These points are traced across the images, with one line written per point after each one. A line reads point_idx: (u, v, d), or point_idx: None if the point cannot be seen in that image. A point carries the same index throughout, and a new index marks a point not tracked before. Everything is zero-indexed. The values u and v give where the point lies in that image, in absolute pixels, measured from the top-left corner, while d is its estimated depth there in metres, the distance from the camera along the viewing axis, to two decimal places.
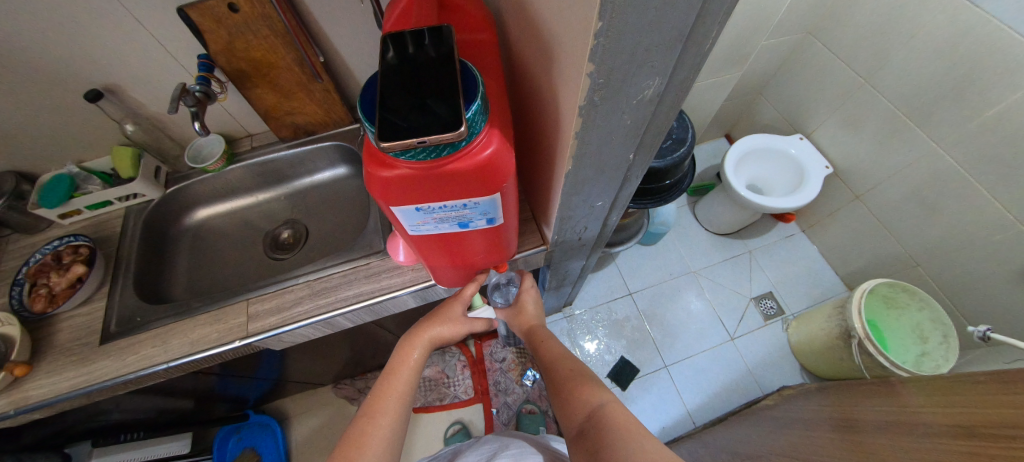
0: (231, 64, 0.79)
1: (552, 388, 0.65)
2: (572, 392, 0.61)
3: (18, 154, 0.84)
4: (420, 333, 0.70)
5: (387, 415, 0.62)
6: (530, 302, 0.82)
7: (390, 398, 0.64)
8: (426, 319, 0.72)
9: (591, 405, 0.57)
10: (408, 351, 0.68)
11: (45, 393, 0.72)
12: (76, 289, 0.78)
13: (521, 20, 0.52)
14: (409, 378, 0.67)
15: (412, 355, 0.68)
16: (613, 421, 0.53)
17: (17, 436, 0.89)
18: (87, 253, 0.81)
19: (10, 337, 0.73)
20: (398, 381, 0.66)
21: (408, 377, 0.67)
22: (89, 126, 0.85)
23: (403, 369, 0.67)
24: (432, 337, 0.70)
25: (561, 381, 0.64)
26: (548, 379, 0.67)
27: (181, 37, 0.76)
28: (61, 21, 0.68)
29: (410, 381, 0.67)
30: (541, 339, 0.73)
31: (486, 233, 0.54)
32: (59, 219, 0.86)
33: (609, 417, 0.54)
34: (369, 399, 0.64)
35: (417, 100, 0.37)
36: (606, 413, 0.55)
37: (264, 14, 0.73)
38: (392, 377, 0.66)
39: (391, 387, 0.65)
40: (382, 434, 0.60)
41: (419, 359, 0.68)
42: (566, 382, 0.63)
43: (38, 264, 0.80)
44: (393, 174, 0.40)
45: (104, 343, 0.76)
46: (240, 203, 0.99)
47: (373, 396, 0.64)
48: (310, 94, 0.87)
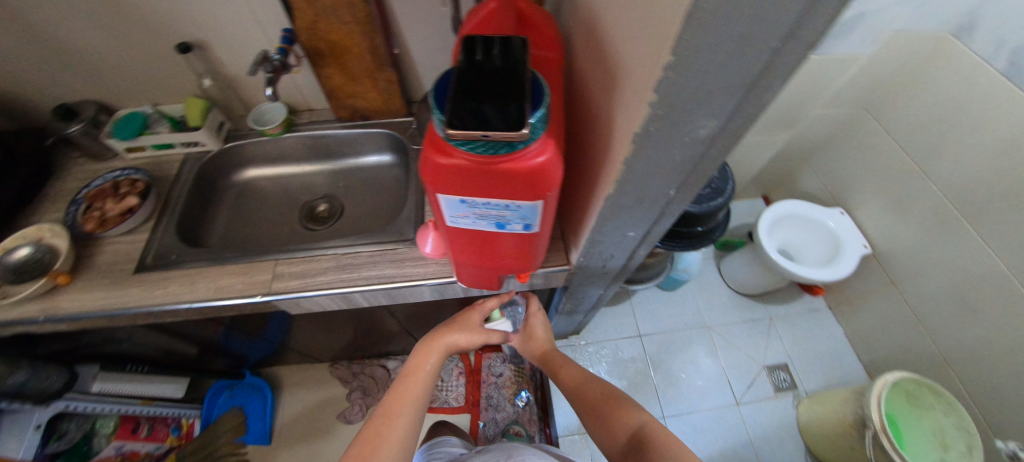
0: (311, 42, 0.84)
1: (581, 409, 0.69)
2: (607, 414, 0.65)
3: (107, 87, 0.92)
4: (436, 339, 0.73)
5: (402, 417, 0.62)
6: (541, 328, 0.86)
7: (406, 400, 0.64)
8: (441, 328, 0.74)
9: (632, 426, 0.61)
10: (422, 356, 0.70)
11: (74, 307, 0.77)
12: (124, 218, 0.83)
13: (591, 45, 0.55)
14: (423, 382, 0.68)
15: (428, 358, 0.71)
16: (659, 440, 0.57)
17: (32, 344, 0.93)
18: (142, 188, 0.86)
19: (56, 249, 0.80)
20: (417, 381, 0.67)
21: (423, 382, 0.68)
22: (170, 74, 0.92)
23: (418, 373, 0.68)
24: (446, 342, 0.72)
25: (594, 402, 0.68)
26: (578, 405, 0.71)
27: (271, 9, 0.82)
28: None
29: (427, 383, 0.68)
30: (559, 362, 0.77)
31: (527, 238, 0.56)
32: (124, 152, 0.93)
33: (653, 435, 0.59)
34: (387, 400, 0.65)
35: (485, 98, 0.39)
36: (647, 432, 0.59)
37: (350, 3, 0.78)
38: (409, 382, 0.67)
39: (408, 388, 0.66)
40: (398, 435, 0.60)
41: (434, 366, 0.70)
42: (597, 404, 0.67)
43: (97, 189, 0.86)
44: (449, 162, 0.42)
45: (137, 273, 0.80)
46: (287, 170, 1.04)
47: (388, 400, 0.64)
48: (374, 82, 0.92)
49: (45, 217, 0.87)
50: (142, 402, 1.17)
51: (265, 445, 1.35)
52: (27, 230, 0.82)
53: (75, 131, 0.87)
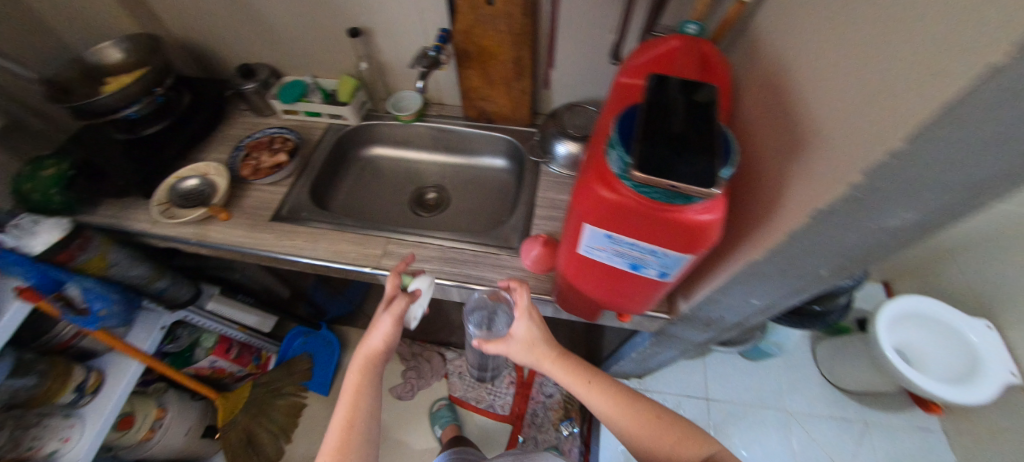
0: (463, 44, 0.88)
1: (637, 432, 0.68)
2: (667, 439, 0.67)
3: (279, 55, 1.03)
4: (364, 351, 0.67)
5: (350, 443, 0.61)
6: (523, 329, 0.71)
7: (350, 417, 0.63)
8: (364, 350, 0.67)
9: (700, 453, 0.65)
10: (357, 376, 0.66)
11: (220, 238, 0.88)
12: (273, 170, 0.93)
13: (771, 102, 0.51)
14: (364, 396, 0.65)
15: (370, 367, 0.67)
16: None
17: (175, 256, 1.08)
18: (291, 148, 0.97)
19: (215, 185, 0.92)
20: (353, 402, 0.65)
21: (364, 396, 0.65)
22: (327, 52, 0.97)
23: (358, 393, 0.65)
24: (365, 353, 0.67)
25: (648, 419, 0.69)
26: (625, 425, 0.69)
27: (437, 9, 0.85)
28: None
29: (371, 397, 0.66)
30: (591, 377, 0.72)
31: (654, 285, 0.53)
32: (282, 113, 1.05)
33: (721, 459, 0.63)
34: (330, 430, 0.63)
35: (673, 146, 0.38)
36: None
37: (510, 13, 0.81)
38: (349, 402, 0.65)
39: (346, 408, 0.64)
40: (353, 458, 0.60)
41: (375, 378, 0.67)
42: (649, 429, 0.68)
43: (258, 141, 0.98)
44: (613, 198, 0.42)
45: (272, 221, 0.90)
46: (408, 155, 1.11)
47: (331, 429, 0.63)
48: (509, 90, 0.94)
49: (212, 156, 1.01)
50: (238, 327, 1.29)
51: (325, 394, 1.47)
52: (197, 166, 0.96)
53: (250, 89, 0.99)
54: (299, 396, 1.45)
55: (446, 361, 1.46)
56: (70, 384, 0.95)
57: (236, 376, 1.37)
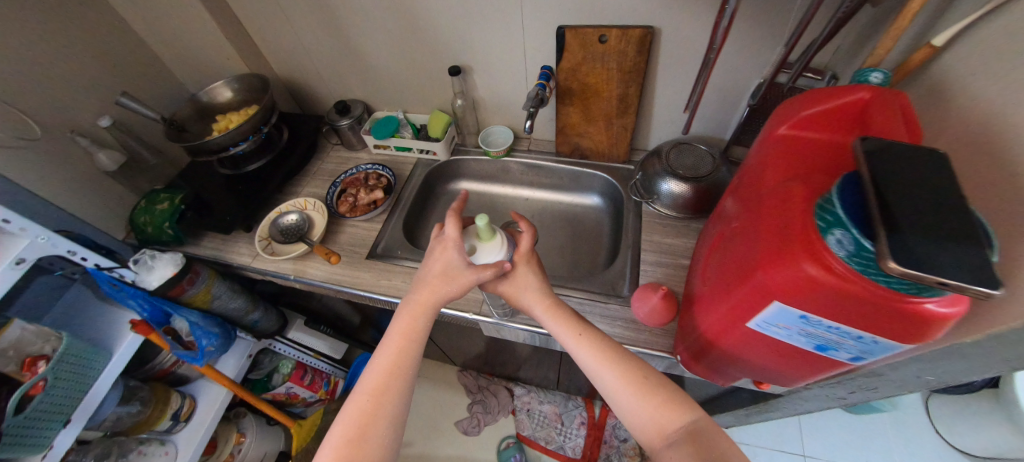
0: (566, 82, 0.86)
1: (626, 394, 0.57)
2: (648, 402, 0.56)
3: (375, 91, 1.05)
4: (422, 298, 0.60)
5: (387, 394, 0.54)
6: (523, 270, 0.66)
7: (393, 364, 0.56)
8: (418, 291, 0.61)
9: (683, 420, 0.54)
10: (409, 320, 0.59)
11: (316, 274, 0.87)
12: (370, 208, 0.94)
13: (983, 161, 0.44)
14: (412, 348, 0.58)
15: (425, 318, 0.60)
16: (715, 435, 0.51)
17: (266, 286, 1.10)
18: (386, 184, 0.97)
19: (312, 220, 0.93)
20: (399, 351, 0.57)
21: (411, 346, 0.58)
22: (427, 90, 1.00)
23: (407, 339, 0.58)
24: (421, 299, 0.60)
25: (641, 382, 0.57)
26: (609, 382, 0.58)
27: (542, 48, 0.84)
28: (469, 11, 0.80)
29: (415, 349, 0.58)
30: (581, 330, 0.62)
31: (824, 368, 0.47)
32: (373, 147, 1.06)
33: (709, 431, 0.52)
34: (366, 376, 0.56)
35: (933, 236, 0.32)
36: (703, 431, 0.52)
37: (623, 51, 0.78)
38: (393, 354, 0.57)
39: (390, 358, 0.57)
40: (384, 412, 0.53)
41: (430, 324, 0.60)
42: (635, 390, 0.57)
43: (353, 177, 0.99)
44: (828, 278, 0.37)
45: (369, 258, 0.89)
46: (494, 189, 1.09)
47: (371, 370, 0.56)
48: (609, 126, 0.91)
49: (306, 190, 1.03)
50: (314, 355, 1.29)
51: None
52: (297, 200, 0.96)
53: (345, 125, 1.01)
54: None
55: (513, 397, 1.40)
56: (168, 411, 0.95)
57: (307, 402, 1.36)
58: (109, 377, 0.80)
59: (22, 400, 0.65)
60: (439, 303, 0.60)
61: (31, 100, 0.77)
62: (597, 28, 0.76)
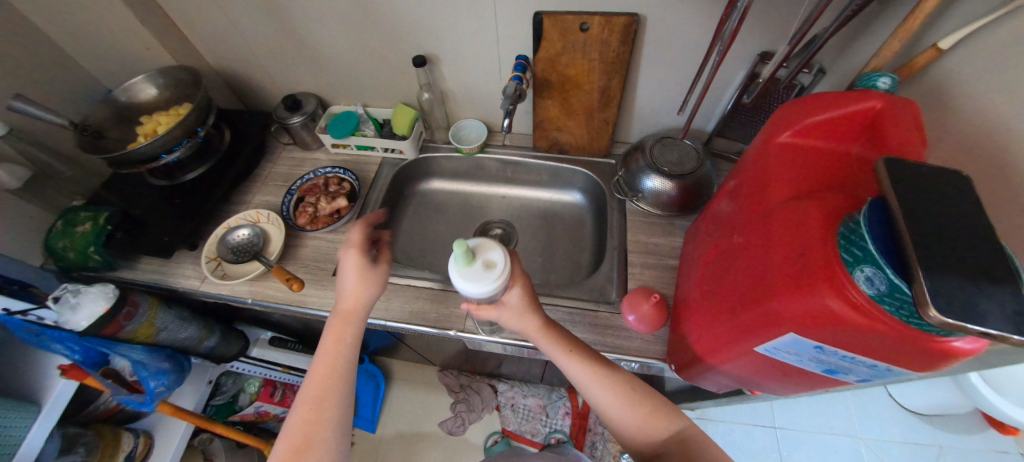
0: (544, 73, 0.79)
1: (615, 407, 0.57)
2: (638, 414, 0.57)
3: (329, 84, 0.93)
4: (348, 312, 0.56)
5: (327, 400, 0.49)
6: (515, 293, 0.59)
7: (327, 369, 0.51)
8: (342, 298, 0.56)
9: (669, 430, 0.56)
10: (337, 327, 0.55)
11: (276, 296, 0.77)
12: (334, 217, 0.84)
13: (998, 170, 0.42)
14: (347, 354, 0.53)
15: (352, 330, 0.55)
16: (704, 444, 0.54)
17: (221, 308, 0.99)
18: (349, 190, 0.88)
19: (266, 235, 0.82)
20: (334, 357, 0.52)
21: (345, 352, 0.53)
22: (390, 82, 0.90)
23: (339, 349, 0.53)
24: (348, 309, 0.56)
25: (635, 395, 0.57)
26: (600, 394, 0.58)
27: (517, 35, 0.77)
28: None
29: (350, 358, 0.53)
30: (574, 346, 0.60)
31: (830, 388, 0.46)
32: (331, 147, 0.95)
33: (697, 440, 0.54)
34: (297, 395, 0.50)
35: (967, 274, 0.30)
36: (691, 439, 0.54)
37: (604, 40, 0.73)
38: (327, 365, 0.52)
39: (325, 368, 0.52)
40: (328, 418, 0.48)
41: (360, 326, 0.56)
42: (627, 405, 0.57)
43: (310, 183, 0.88)
44: (849, 312, 0.35)
45: (336, 275, 0.79)
46: (467, 187, 1.02)
47: (306, 384, 0.50)
48: (590, 120, 0.86)
49: (257, 198, 0.92)
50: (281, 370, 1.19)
51: (372, 432, 1.37)
52: (247, 213, 0.85)
53: (297, 123, 0.90)
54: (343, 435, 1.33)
55: (497, 393, 1.37)
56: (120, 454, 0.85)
57: (280, 417, 1.27)
58: (42, 428, 0.70)
59: None
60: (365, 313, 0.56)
61: None
62: (578, 15, 0.70)
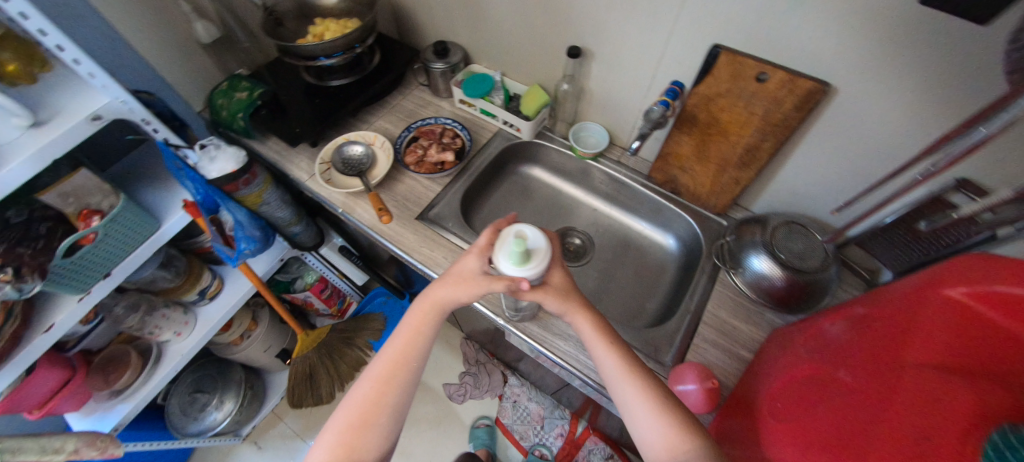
0: (694, 108, 0.74)
1: (646, 412, 0.50)
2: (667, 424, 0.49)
3: (480, 45, 0.95)
4: (434, 293, 0.58)
5: (392, 385, 0.53)
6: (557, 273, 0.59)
7: (399, 356, 0.55)
8: (439, 284, 0.58)
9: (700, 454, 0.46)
10: (420, 315, 0.58)
11: (363, 216, 0.82)
12: (437, 169, 0.86)
13: None
14: (421, 343, 0.57)
15: (443, 309, 0.58)
16: None
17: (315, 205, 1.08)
18: (459, 147, 0.89)
19: (374, 159, 0.88)
20: (409, 342, 0.56)
21: (419, 341, 0.57)
22: (536, 61, 0.89)
23: (416, 336, 0.56)
24: (440, 298, 0.57)
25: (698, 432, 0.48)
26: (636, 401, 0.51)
27: (683, 61, 0.72)
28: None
29: (423, 347, 0.56)
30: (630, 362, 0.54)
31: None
32: (459, 101, 0.97)
33: None
34: (373, 363, 0.55)
35: None
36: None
37: (777, 99, 0.65)
38: (398, 350, 0.55)
39: (397, 347, 0.56)
40: (386, 402, 0.52)
41: (439, 320, 0.58)
42: (661, 413, 0.50)
43: (429, 128, 0.91)
44: None
45: (418, 219, 0.82)
46: (565, 187, 1.00)
47: (381, 358, 0.55)
48: (719, 172, 0.79)
49: (378, 122, 0.97)
50: (337, 274, 1.27)
51: None
52: (367, 133, 0.92)
53: (438, 69, 0.94)
54: (366, 353, 1.40)
55: (506, 383, 1.38)
56: (197, 287, 0.99)
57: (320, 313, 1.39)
58: (168, 230, 0.84)
59: (72, 246, 0.70)
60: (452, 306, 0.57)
61: None
62: (761, 63, 0.64)
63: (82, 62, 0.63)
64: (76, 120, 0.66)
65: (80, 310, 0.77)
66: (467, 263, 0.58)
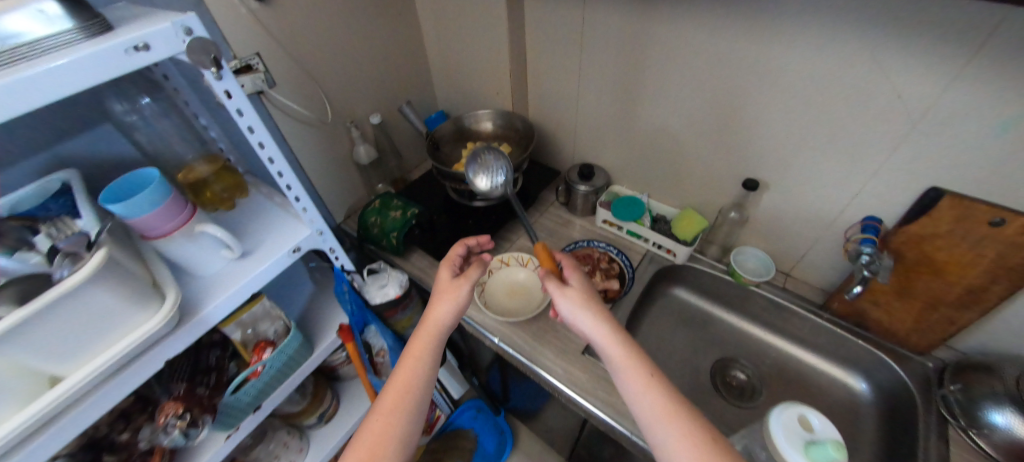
0: (898, 245, 0.70)
1: (646, 403, 0.47)
2: (672, 426, 0.44)
3: (625, 168, 0.98)
4: (428, 317, 0.61)
5: (406, 402, 0.53)
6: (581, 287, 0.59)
7: (410, 377, 0.55)
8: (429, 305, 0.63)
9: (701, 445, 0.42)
10: (422, 337, 0.59)
11: (525, 346, 0.76)
12: (602, 298, 0.82)
13: None
14: (430, 360, 0.58)
15: (442, 327, 0.61)
16: None
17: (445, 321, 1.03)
18: (619, 272, 0.85)
19: (528, 284, 0.86)
20: (416, 357, 0.57)
21: (429, 361, 0.58)
22: (691, 186, 0.91)
23: (420, 354, 0.58)
24: (434, 319, 0.61)
25: (657, 381, 0.48)
26: (637, 389, 0.48)
27: (886, 197, 0.70)
28: (806, 135, 0.71)
29: (433, 363, 0.58)
30: (645, 365, 0.49)
31: (703, 425, 0.44)
32: (602, 221, 0.97)
33: None
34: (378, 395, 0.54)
35: None
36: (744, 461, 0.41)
37: (1018, 243, 0.59)
38: (409, 368, 0.56)
39: (407, 365, 0.56)
40: (400, 420, 0.52)
41: (443, 341, 0.60)
42: (654, 389, 0.47)
43: (585, 251, 0.89)
44: None
45: (583, 354, 0.75)
46: (719, 311, 0.94)
47: (392, 378, 0.56)
48: (929, 313, 0.72)
49: (521, 240, 0.96)
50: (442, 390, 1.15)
51: None
52: (520, 254, 0.90)
53: (582, 191, 0.95)
54: None
55: None
56: (316, 411, 0.92)
57: None
58: (317, 357, 0.79)
59: (241, 381, 0.67)
60: (451, 324, 0.61)
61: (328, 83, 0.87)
62: (996, 207, 0.59)
63: (301, 198, 0.62)
64: (281, 253, 0.64)
65: (226, 448, 0.71)
66: (444, 275, 0.68)
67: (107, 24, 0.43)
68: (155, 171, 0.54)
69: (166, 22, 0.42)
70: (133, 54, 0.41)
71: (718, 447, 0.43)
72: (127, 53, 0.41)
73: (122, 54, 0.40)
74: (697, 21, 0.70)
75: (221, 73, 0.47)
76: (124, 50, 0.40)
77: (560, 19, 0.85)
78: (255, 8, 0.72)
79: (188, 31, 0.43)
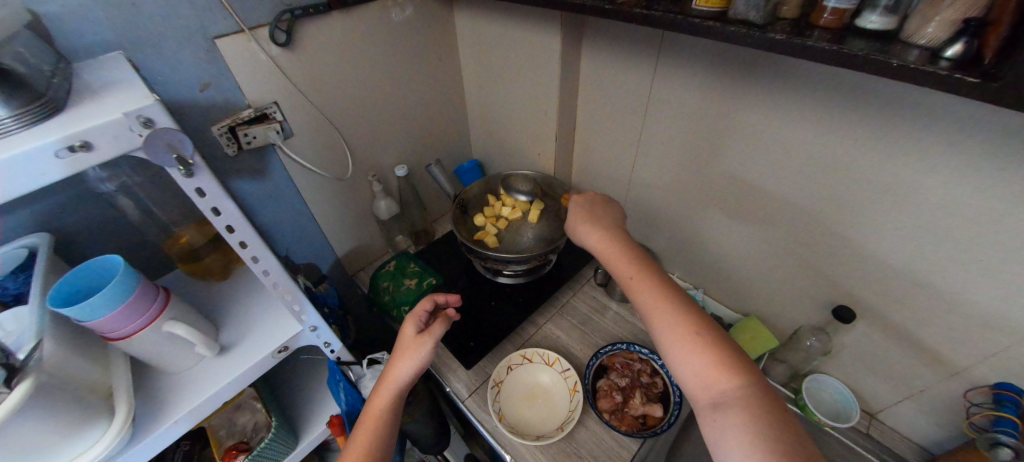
0: None
1: (671, 340, 0.48)
2: (695, 362, 0.46)
3: (679, 254, 0.86)
4: (386, 373, 0.57)
5: (378, 432, 0.53)
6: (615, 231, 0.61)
7: (380, 408, 0.55)
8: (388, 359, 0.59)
9: (723, 375, 0.44)
10: (393, 367, 0.58)
11: None
12: (641, 424, 0.67)
13: None
14: (399, 388, 0.56)
15: (404, 366, 0.57)
16: (769, 407, 0.41)
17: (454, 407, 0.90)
18: (663, 390, 0.71)
19: (552, 390, 0.73)
20: (387, 386, 0.56)
21: (398, 392, 0.56)
22: (760, 292, 0.76)
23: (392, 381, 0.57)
24: (392, 373, 0.57)
25: (673, 314, 0.49)
26: (653, 320, 0.50)
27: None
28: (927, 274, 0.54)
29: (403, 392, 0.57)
30: (671, 296, 0.51)
31: (728, 350, 0.46)
32: None
33: (770, 396, 0.42)
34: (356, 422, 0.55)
35: None
36: (762, 392, 0.42)
37: None
38: (381, 396, 0.56)
39: (379, 394, 0.56)
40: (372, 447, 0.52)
41: (414, 369, 0.57)
42: (679, 322, 0.48)
43: (623, 356, 0.75)
44: None
45: None
46: None
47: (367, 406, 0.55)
48: None
49: (548, 326, 0.83)
50: None
51: None
52: (545, 350, 0.77)
53: None
54: None
55: None
56: None
57: None
58: (299, 451, 0.68)
59: None
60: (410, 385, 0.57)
61: (354, 134, 0.79)
62: None
63: (292, 296, 0.54)
64: (264, 354, 0.56)
65: None
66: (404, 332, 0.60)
67: (55, 108, 0.36)
68: (106, 259, 0.47)
69: (118, 114, 0.34)
70: (68, 155, 0.33)
71: (743, 368, 0.44)
72: (60, 154, 0.32)
73: (52, 158, 0.32)
74: (797, 115, 0.55)
75: (191, 169, 0.39)
76: (57, 152, 0.32)
77: (619, 85, 0.73)
78: (275, 55, 0.63)
79: (146, 122, 0.35)
